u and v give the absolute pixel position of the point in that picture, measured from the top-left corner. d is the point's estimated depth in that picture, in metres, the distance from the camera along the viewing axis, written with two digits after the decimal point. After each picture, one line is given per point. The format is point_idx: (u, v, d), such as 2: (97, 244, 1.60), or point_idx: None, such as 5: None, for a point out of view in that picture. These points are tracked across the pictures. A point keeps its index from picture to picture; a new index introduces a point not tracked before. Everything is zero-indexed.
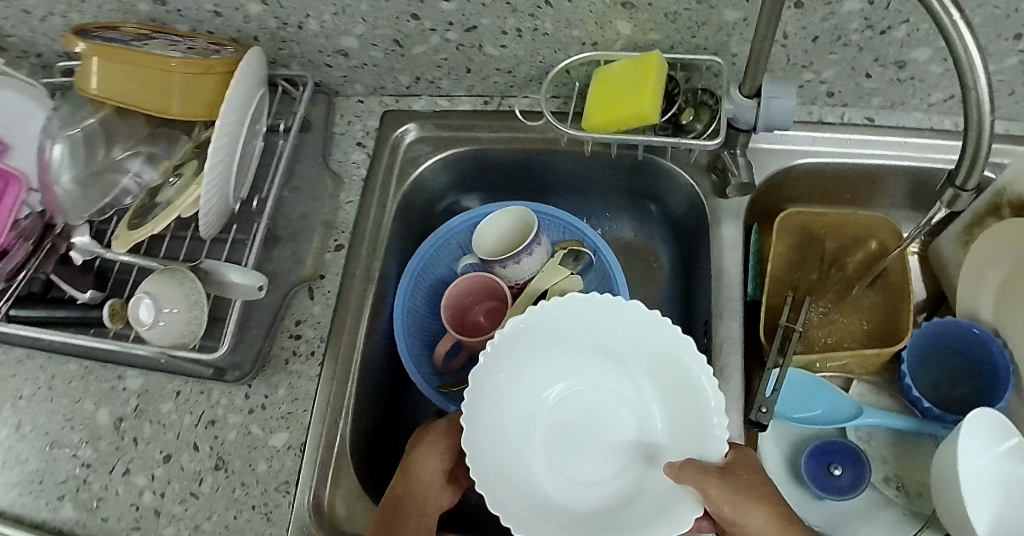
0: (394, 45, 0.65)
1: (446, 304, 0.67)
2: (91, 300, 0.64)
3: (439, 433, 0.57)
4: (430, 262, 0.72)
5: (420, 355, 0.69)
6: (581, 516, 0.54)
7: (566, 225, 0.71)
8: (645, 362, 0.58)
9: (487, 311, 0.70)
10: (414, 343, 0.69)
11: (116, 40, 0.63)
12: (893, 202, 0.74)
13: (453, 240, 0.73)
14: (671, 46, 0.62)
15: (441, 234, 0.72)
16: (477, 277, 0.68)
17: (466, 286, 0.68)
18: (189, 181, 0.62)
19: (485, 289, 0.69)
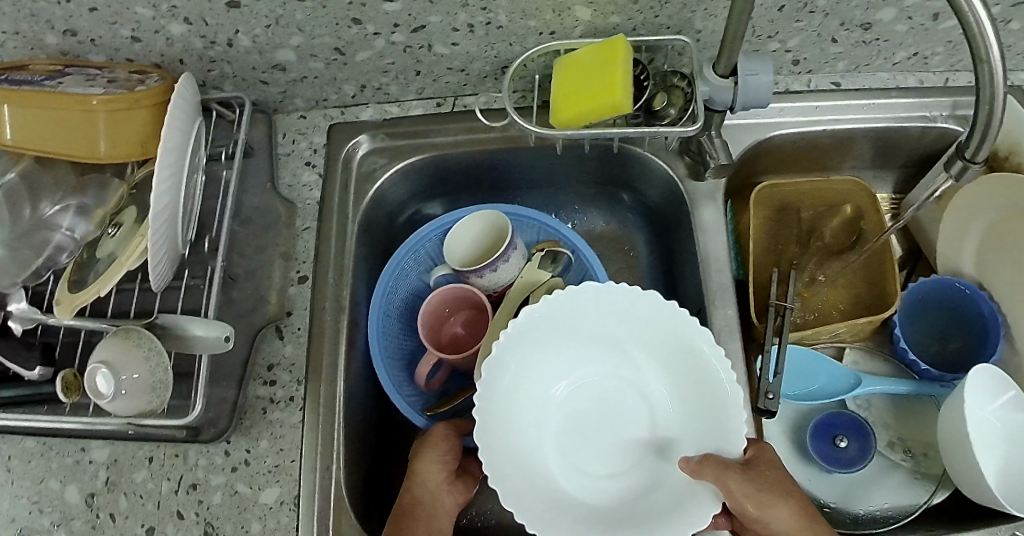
0: (336, 54, 0.59)
1: (421, 319, 0.62)
2: (42, 377, 0.58)
3: (437, 440, 0.55)
4: (401, 274, 0.65)
5: (399, 374, 0.63)
6: (596, 513, 0.51)
7: (538, 224, 0.65)
8: (656, 353, 0.55)
9: (465, 321, 0.66)
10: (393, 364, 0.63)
11: (26, 82, 0.56)
12: (859, 164, 0.72)
13: (423, 251, 0.67)
14: (633, 28, 0.58)
15: (410, 246, 0.65)
16: (452, 289, 0.63)
17: (440, 299, 0.63)
18: (133, 230, 0.56)
19: (463, 299, 0.64)
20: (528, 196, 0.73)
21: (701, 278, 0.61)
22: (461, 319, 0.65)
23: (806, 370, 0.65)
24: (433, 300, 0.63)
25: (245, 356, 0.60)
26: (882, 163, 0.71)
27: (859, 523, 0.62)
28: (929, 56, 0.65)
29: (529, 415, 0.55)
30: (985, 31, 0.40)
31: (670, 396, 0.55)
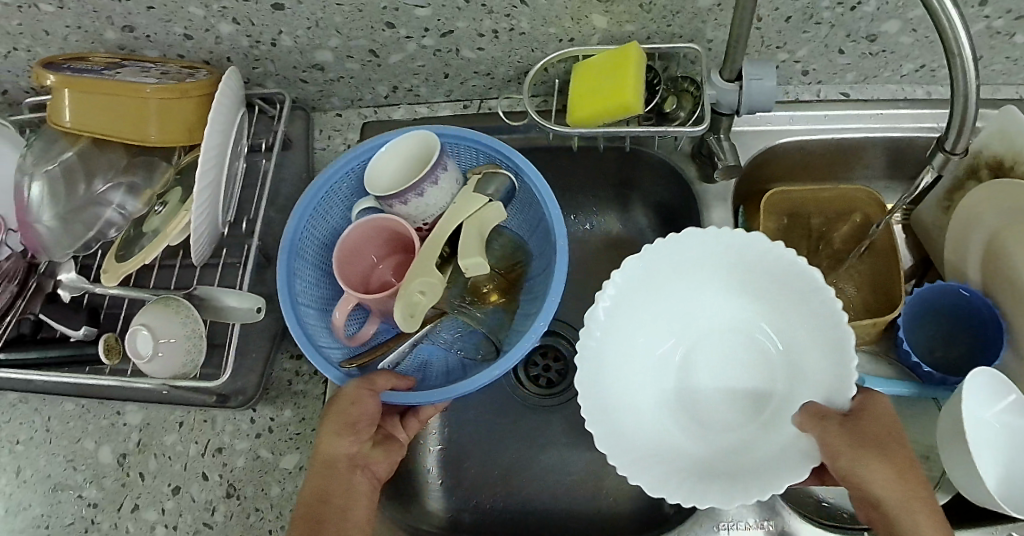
0: (370, 56, 0.64)
1: (339, 258, 0.58)
2: (86, 337, 0.63)
3: (344, 411, 0.52)
4: (319, 211, 0.60)
5: (318, 325, 0.59)
6: (707, 459, 0.53)
7: (477, 149, 0.61)
8: (767, 301, 0.57)
9: (394, 264, 0.61)
10: (310, 312, 0.58)
11: (87, 71, 0.61)
12: (870, 174, 0.74)
13: (342, 184, 0.62)
14: (647, 36, 0.62)
15: (325, 181, 0.60)
16: (373, 222, 0.57)
17: (362, 233, 0.58)
18: (176, 208, 0.61)
19: (387, 235, 0.59)
20: None
21: None
22: (388, 259, 0.61)
23: None
24: (351, 238, 0.58)
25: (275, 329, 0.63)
26: (891, 173, 0.74)
27: None
28: (936, 69, 0.67)
29: (639, 371, 0.58)
30: (956, 28, 0.43)
31: (783, 346, 0.57)
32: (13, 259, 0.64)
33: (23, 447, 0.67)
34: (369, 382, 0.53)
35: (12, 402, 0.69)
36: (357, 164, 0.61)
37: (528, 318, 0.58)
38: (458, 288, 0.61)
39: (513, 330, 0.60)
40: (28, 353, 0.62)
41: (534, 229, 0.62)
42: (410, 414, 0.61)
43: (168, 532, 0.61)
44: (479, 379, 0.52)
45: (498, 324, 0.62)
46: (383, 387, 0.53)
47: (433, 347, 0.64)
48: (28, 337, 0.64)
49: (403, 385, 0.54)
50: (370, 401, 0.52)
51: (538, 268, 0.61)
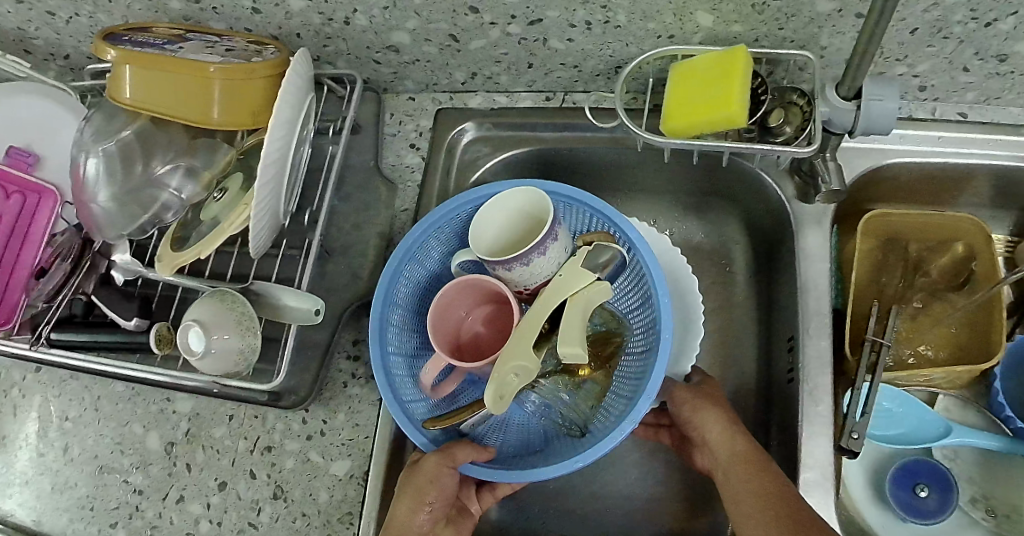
0: (449, 40, 0.60)
1: (434, 313, 0.55)
2: (138, 328, 0.61)
3: (426, 482, 0.52)
4: (418, 254, 0.60)
5: (404, 376, 0.58)
6: None
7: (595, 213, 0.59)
8: None
9: (486, 320, 0.58)
10: (397, 361, 0.58)
11: (148, 45, 0.57)
12: (977, 203, 0.68)
13: (448, 227, 0.61)
14: (755, 38, 0.57)
15: (432, 221, 0.59)
16: (474, 281, 0.55)
17: (458, 289, 0.56)
18: (238, 197, 0.58)
19: (483, 294, 0.56)
20: (625, 199, 0.73)
21: (797, 303, 0.59)
22: (478, 315, 0.58)
23: (894, 412, 0.62)
24: (449, 294, 0.55)
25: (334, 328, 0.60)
26: (1002, 203, 0.67)
27: None
28: None
29: None
30: None
31: None
32: (66, 235, 0.64)
33: (73, 424, 0.66)
34: (449, 456, 0.52)
35: (65, 377, 0.68)
36: (468, 208, 0.60)
37: (623, 401, 0.55)
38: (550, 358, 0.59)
39: (602, 411, 0.57)
40: (80, 337, 0.60)
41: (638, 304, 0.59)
42: (486, 486, 0.61)
43: (212, 527, 0.60)
44: (561, 466, 0.51)
45: (589, 396, 0.59)
46: (463, 460, 0.53)
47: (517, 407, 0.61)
48: (79, 318, 0.63)
49: (483, 457, 0.54)
50: (448, 477, 0.52)
51: (637, 346, 0.58)
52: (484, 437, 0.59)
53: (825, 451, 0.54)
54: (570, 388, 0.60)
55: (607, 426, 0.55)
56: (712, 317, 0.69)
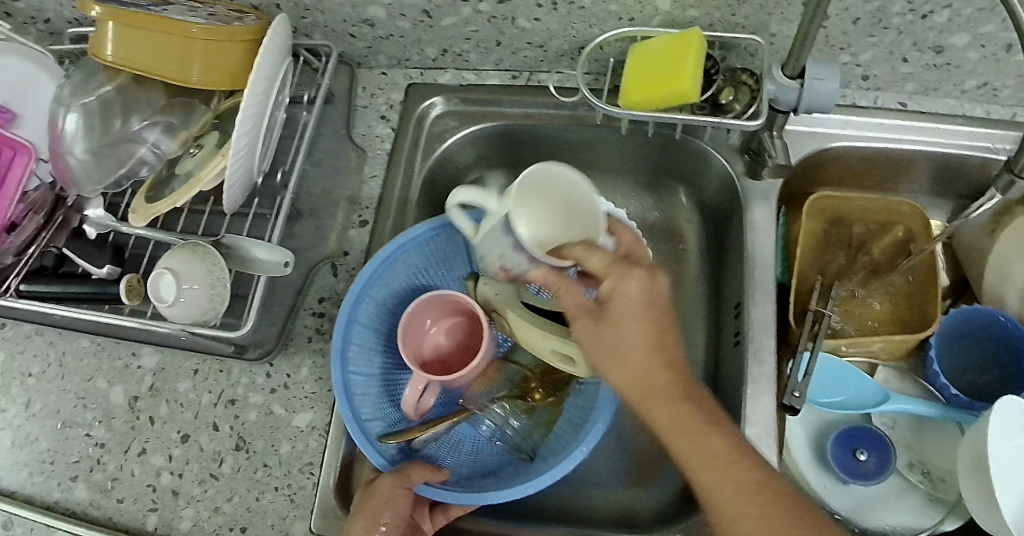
0: (423, 16, 0.62)
1: (402, 328, 0.58)
2: (108, 276, 0.63)
3: (383, 501, 0.51)
4: (384, 275, 0.60)
5: (365, 394, 0.58)
6: None
7: None
8: None
9: (447, 331, 0.62)
10: (360, 380, 0.58)
11: (134, 6, 0.59)
12: (919, 188, 0.72)
13: (413, 251, 0.62)
14: (710, 24, 0.60)
15: (398, 245, 0.60)
16: (441, 296, 0.59)
17: (425, 303, 0.59)
18: (212, 152, 0.60)
19: (447, 306, 0.60)
20: (587, 178, 0.76)
21: (745, 272, 0.62)
22: (445, 329, 0.62)
23: (836, 378, 0.64)
24: (416, 311, 0.59)
25: (299, 287, 0.62)
26: (940, 190, 0.72)
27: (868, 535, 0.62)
28: (999, 88, 0.65)
29: None
30: None
31: None
32: (39, 191, 0.64)
33: (36, 380, 0.67)
34: (404, 477, 0.52)
35: (31, 334, 0.68)
36: (432, 232, 0.61)
37: (576, 431, 0.57)
38: (503, 382, 0.62)
39: (553, 437, 0.59)
40: (50, 287, 0.61)
41: None
42: (439, 505, 0.57)
43: (172, 479, 0.60)
44: (513, 491, 0.52)
45: (541, 423, 0.61)
46: (417, 481, 0.53)
47: (472, 429, 0.62)
48: (49, 271, 0.63)
49: (437, 479, 0.54)
50: (404, 498, 0.52)
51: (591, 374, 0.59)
52: (438, 457, 0.59)
53: (768, 409, 0.57)
54: (521, 415, 0.61)
55: (556, 454, 0.56)
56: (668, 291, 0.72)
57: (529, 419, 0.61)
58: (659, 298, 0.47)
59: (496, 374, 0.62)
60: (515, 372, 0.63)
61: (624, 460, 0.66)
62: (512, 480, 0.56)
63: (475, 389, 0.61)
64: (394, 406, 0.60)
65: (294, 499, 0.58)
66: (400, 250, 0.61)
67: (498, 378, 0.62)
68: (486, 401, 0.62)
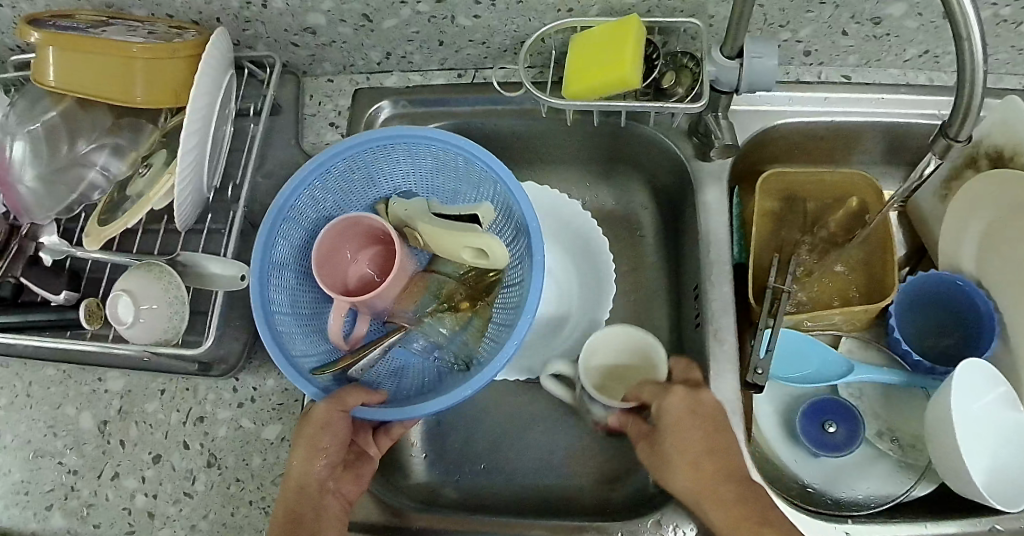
0: (364, 20, 0.62)
1: (317, 260, 0.57)
2: (66, 301, 0.63)
3: (316, 428, 0.51)
4: (293, 211, 0.58)
5: (292, 331, 0.57)
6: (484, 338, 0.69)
7: (448, 147, 0.58)
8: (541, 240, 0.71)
9: (372, 259, 0.61)
10: (284, 319, 0.57)
11: (72, 29, 0.59)
12: (869, 159, 0.73)
13: (319, 181, 0.59)
14: (648, 9, 0.61)
15: (300, 178, 0.57)
16: (349, 220, 0.57)
17: (336, 232, 0.58)
18: (161, 171, 0.59)
19: (360, 229, 0.59)
20: (541, 170, 0.76)
21: (701, 253, 0.63)
22: (368, 257, 0.61)
23: (799, 353, 0.65)
24: (326, 240, 0.57)
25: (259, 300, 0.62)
26: (890, 158, 0.73)
27: (841, 505, 0.62)
28: (940, 55, 0.66)
29: None
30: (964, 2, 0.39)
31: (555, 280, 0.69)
32: None
33: (4, 412, 0.66)
34: (339, 402, 0.52)
35: None
36: (334, 159, 0.58)
37: (502, 330, 0.57)
38: (428, 296, 0.62)
39: (485, 341, 0.59)
40: (10, 317, 0.60)
41: (513, 236, 0.59)
42: (383, 429, 0.59)
43: (147, 500, 0.60)
44: (444, 399, 0.51)
45: (473, 332, 0.61)
46: (353, 404, 0.52)
47: (407, 352, 0.62)
48: (9, 301, 0.62)
49: (374, 400, 0.53)
50: (340, 421, 0.52)
51: (514, 277, 0.59)
52: (378, 382, 0.59)
53: (731, 388, 0.58)
54: (453, 323, 0.62)
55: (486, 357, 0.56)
56: (629, 277, 0.72)
57: (461, 330, 0.62)
58: (705, 407, 0.53)
59: (420, 288, 0.62)
60: (440, 283, 0.62)
61: (597, 448, 0.66)
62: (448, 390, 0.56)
63: (400, 306, 0.61)
64: (326, 339, 0.60)
65: (269, 510, 0.58)
66: (305, 182, 0.57)
67: (423, 293, 0.62)
68: (416, 318, 0.62)
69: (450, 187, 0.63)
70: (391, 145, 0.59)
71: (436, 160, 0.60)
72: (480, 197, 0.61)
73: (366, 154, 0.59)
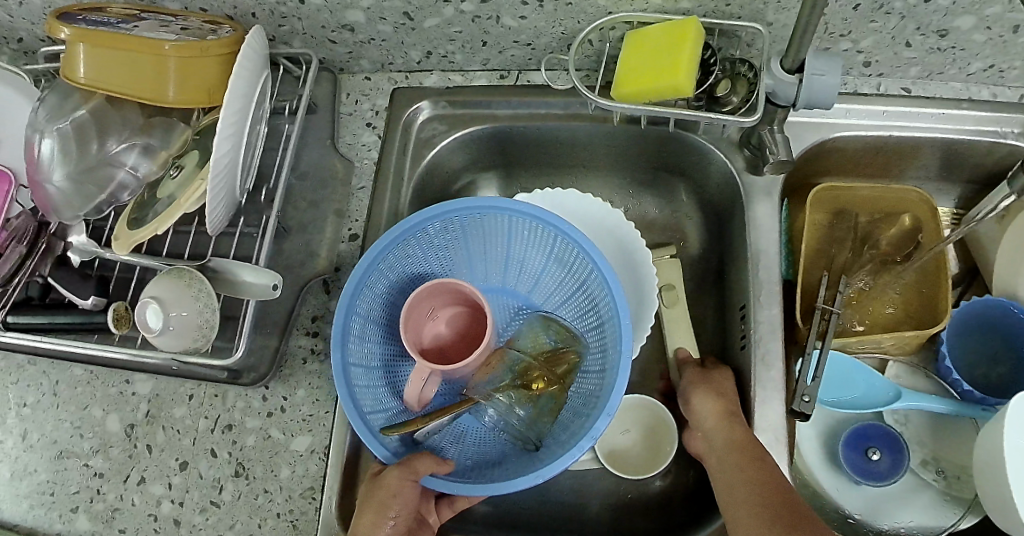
0: (405, 18, 0.60)
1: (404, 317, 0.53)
2: (94, 307, 0.61)
3: (388, 495, 0.50)
4: (379, 265, 0.56)
5: (365, 386, 0.56)
6: None
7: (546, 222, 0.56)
8: None
9: (450, 319, 0.58)
10: (358, 373, 0.55)
11: (102, 24, 0.57)
12: (924, 175, 0.70)
13: (412, 239, 0.58)
14: (704, 13, 0.58)
15: (395, 233, 0.56)
16: (442, 284, 0.54)
17: (428, 293, 0.54)
18: (193, 174, 0.58)
19: (450, 294, 0.56)
20: (580, 176, 0.74)
21: (748, 272, 0.60)
22: (447, 317, 0.58)
23: (846, 377, 0.63)
24: (418, 299, 0.54)
25: (291, 307, 0.61)
26: (947, 175, 0.70)
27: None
28: (1005, 70, 0.62)
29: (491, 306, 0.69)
30: None
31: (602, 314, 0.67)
32: (21, 218, 0.61)
33: (31, 410, 0.65)
34: (410, 469, 0.50)
35: (22, 363, 0.66)
36: (431, 221, 0.57)
37: (580, 417, 0.55)
38: (505, 371, 0.60)
39: (557, 425, 0.57)
40: (36, 318, 0.60)
41: (597, 323, 0.58)
42: (445, 499, 0.58)
43: (174, 507, 0.60)
44: (522, 481, 0.49)
45: (545, 413, 0.59)
46: (424, 472, 0.50)
47: (474, 421, 0.60)
48: (36, 301, 0.62)
49: (443, 470, 0.51)
50: (410, 491, 0.50)
51: (595, 365, 0.57)
52: (442, 449, 0.57)
53: (777, 416, 0.56)
54: (526, 405, 0.59)
55: (558, 443, 0.54)
56: None
57: (532, 410, 0.59)
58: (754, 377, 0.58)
59: (498, 363, 0.60)
60: (516, 360, 0.61)
61: None
62: (519, 468, 0.54)
63: (478, 377, 0.58)
64: (394, 396, 0.58)
65: (297, 525, 0.57)
66: (398, 239, 0.56)
67: (500, 367, 0.60)
68: (489, 391, 0.59)
69: (530, 256, 0.62)
70: (487, 214, 0.57)
71: (526, 232, 0.59)
72: (570, 273, 0.60)
73: (462, 218, 0.58)
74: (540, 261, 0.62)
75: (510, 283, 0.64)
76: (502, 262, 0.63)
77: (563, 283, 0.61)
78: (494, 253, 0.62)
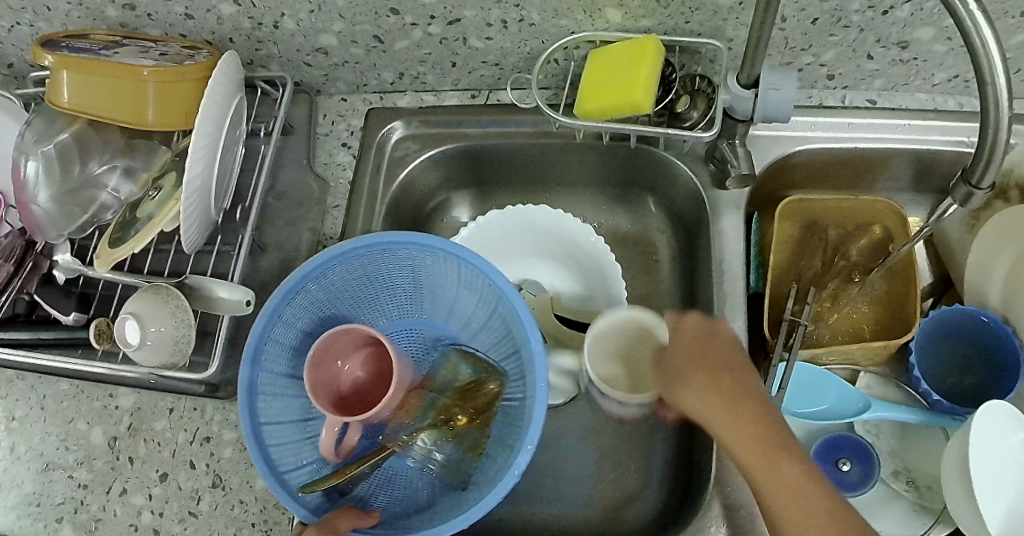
0: (375, 41, 0.62)
1: (310, 373, 0.50)
2: (76, 323, 0.63)
3: None
4: (283, 317, 0.55)
5: (280, 442, 0.54)
6: None
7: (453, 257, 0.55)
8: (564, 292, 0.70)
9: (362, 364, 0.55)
10: (273, 430, 0.54)
11: (84, 50, 0.59)
12: (895, 185, 0.71)
13: (313, 286, 0.56)
14: (665, 31, 0.59)
15: (292, 284, 0.54)
16: (344, 333, 0.51)
17: (329, 344, 0.51)
18: (170, 195, 0.60)
19: (353, 340, 0.53)
20: (553, 192, 0.75)
21: (714, 284, 0.61)
22: (359, 363, 0.54)
23: (813, 388, 0.64)
24: (320, 354, 0.51)
25: None
26: (918, 185, 0.70)
27: None
28: (970, 80, 0.63)
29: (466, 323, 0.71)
30: (987, 41, 0.36)
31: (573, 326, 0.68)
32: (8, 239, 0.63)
33: (19, 424, 0.66)
34: (330, 526, 0.47)
35: (11, 379, 0.68)
36: (332, 263, 0.55)
37: (507, 450, 0.55)
38: (421, 412, 0.59)
39: (483, 461, 0.56)
40: (22, 334, 0.62)
41: (511, 352, 0.58)
42: None
43: (154, 518, 0.61)
44: (451, 524, 0.49)
45: (471, 445, 0.58)
46: (346, 527, 0.48)
47: (400, 462, 0.58)
48: (23, 318, 0.64)
49: (366, 523, 0.50)
50: None
51: (516, 395, 0.57)
52: (370, 496, 0.55)
53: None
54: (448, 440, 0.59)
55: (487, 479, 0.54)
56: (641, 304, 0.71)
57: (458, 444, 0.59)
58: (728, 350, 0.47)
59: (415, 403, 0.58)
60: (433, 397, 0.60)
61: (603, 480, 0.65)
62: (448, 509, 0.53)
63: (394, 422, 0.56)
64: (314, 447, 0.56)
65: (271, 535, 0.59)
66: (297, 287, 0.55)
67: (418, 406, 0.58)
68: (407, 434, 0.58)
69: (440, 287, 0.61)
70: (390, 250, 0.56)
71: (433, 266, 0.58)
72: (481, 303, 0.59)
73: (361, 258, 0.56)
74: (450, 291, 0.61)
75: (424, 313, 0.63)
76: (413, 293, 0.61)
77: (478, 313, 0.60)
78: (403, 287, 0.61)
